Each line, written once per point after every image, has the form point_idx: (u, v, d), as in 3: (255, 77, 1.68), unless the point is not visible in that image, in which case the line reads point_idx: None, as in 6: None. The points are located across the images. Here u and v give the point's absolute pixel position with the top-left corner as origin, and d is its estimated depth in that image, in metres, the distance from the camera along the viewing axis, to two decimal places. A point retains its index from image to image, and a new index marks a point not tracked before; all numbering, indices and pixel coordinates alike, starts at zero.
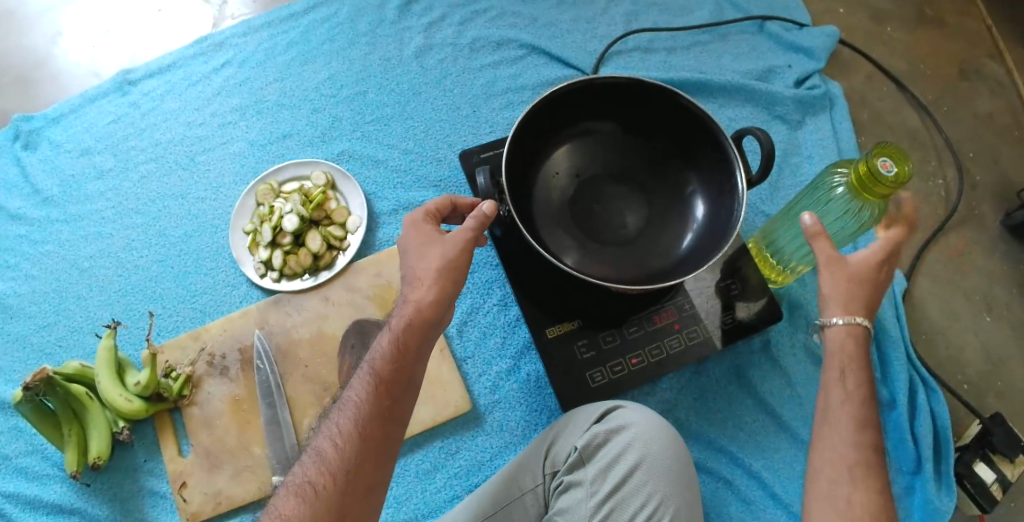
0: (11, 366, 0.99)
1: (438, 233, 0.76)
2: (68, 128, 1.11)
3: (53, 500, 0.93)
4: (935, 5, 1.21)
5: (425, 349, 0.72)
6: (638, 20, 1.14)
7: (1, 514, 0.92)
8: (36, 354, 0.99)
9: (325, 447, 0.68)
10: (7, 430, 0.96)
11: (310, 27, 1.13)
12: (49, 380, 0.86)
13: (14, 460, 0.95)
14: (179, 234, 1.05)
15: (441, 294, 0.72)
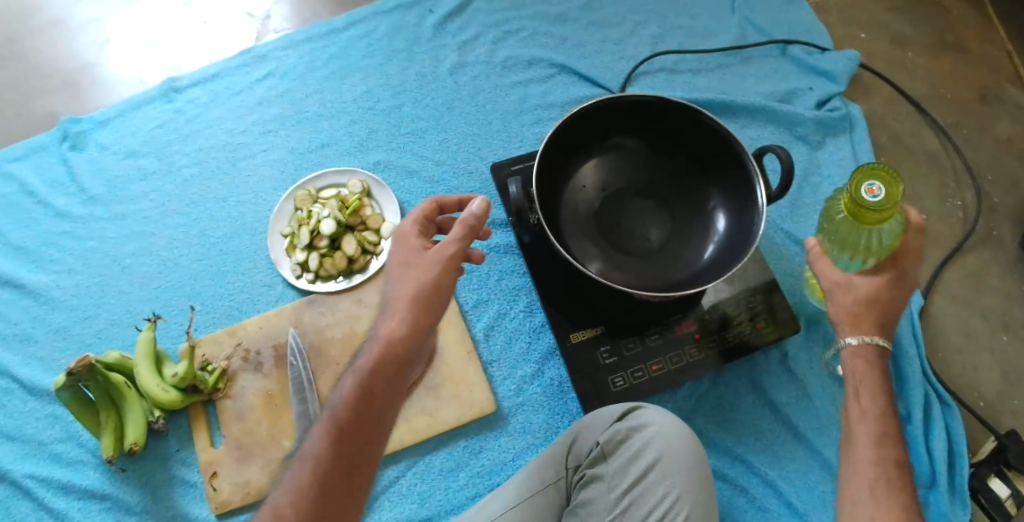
0: (51, 355, 1.05)
1: (422, 247, 0.74)
2: (113, 131, 1.18)
3: (86, 485, 0.98)
4: (957, 32, 1.24)
5: (394, 389, 0.68)
6: (664, 43, 1.19)
7: (32, 497, 0.97)
8: (76, 344, 1.05)
9: (281, 503, 0.63)
10: (42, 418, 1.02)
11: (349, 42, 1.19)
12: (91, 368, 0.90)
13: (50, 446, 1.00)
14: (218, 235, 1.10)
15: (414, 327, 0.69)
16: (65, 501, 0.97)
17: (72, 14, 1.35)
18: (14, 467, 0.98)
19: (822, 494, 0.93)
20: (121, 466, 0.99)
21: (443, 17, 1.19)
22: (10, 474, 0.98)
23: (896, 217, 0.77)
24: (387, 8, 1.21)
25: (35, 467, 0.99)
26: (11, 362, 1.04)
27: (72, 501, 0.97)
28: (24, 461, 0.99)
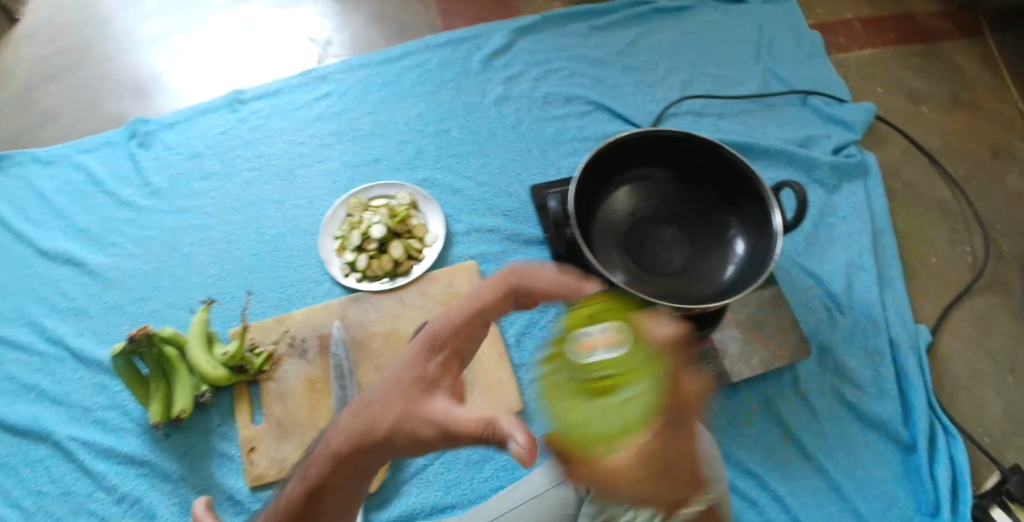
0: (106, 328, 1.17)
1: (439, 371, 0.72)
2: (179, 134, 1.31)
3: (126, 451, 1.07)
4: (972, 92, 1.32)
5: (354, 484, 0.72)
6: (694, 87, 1.29)
7: (76, 457, 1.07)
8: (130, 320, 1.17)
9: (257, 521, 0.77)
10: (89, 386, 1.13)
11: (402, 70, 1.31)
12: (149, 337, 1.02)
13: (95, 412, 1.11)
14: (273, 233, 1.20)
15: (370, 448, 0.69)
16: (104, 464, 1.07)
17: (146, 32, 1.50)
18: (57, 428, 1.09)
19: (825, 510, 0.98)
20: (166, 433, 1.09)
21: (490, 53, 1.31)
22: (53, 435, 1.09)
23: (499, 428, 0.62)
24: (439, 43, 1.33)
25: (77, 430, 1.09)
26: (66, 332, 1.16)
27: (111, 464, 1.07)
28: (67, 424, 1.10)
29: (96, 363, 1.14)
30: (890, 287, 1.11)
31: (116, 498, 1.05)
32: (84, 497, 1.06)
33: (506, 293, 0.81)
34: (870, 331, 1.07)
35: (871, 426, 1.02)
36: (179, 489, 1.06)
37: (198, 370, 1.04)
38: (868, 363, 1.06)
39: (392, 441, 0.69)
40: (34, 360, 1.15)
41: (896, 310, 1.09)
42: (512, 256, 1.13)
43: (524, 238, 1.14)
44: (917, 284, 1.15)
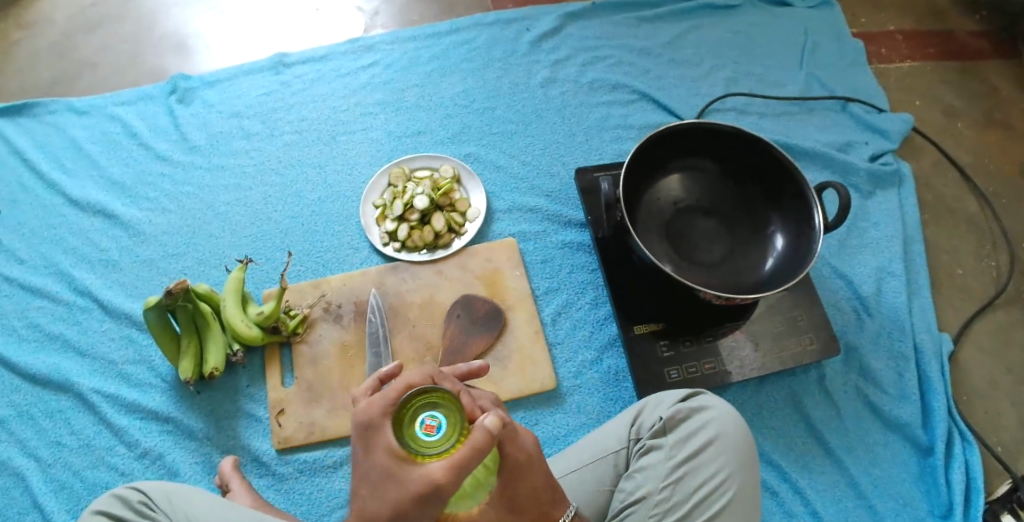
0: (135, 282, 1.17)
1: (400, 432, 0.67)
2: (220, 93, 1.31)
3: (151, 406, 1.07)
4: (1005, 111, 1.35)
5: None
6: (737, 86, 1.31)
7: (99, 411, 1.07)
8: (162, 275, 1.17)
9: None
10: (116, 339, 1.12)
11: (450, 46, 1.32)
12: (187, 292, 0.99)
13: (121, 366, 1.11)
14: (313, 198, 1.21)
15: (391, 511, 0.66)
16: (128, 419, 1.07)
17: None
18: (80, 381, 1.09)
19: (844, 506, 1.00)
20: (195, 390, 1.09)
21: (538, 36, 1.32)
22: (77, 387, 1.08)
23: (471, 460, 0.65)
24: (488, 21, 1.34)
25: (102, 384, 1.09)
26: (95, 283, 1.16)
27: (134, 420, 1.07)
28: (91, 377, 1.10)
29: (124, 316, 1.13)
30: (918, 295, 1.13)
31: (137, 454, 1.05)
32: (104, 451, 1.05)
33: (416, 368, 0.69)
34: (897, 335, 1.09)
35: (891, 427, 1.05)
36: (204, 447, 1.06)
37: (233, 329, 1.04)
38: (892, 365, 1.08)
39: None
40: (60, 310, 1.14)
41: (922, 317, 1.11)
42: (552, 237, 1.14)
43: (564, 220, 1.15)
44: (942, 294, 1.17)
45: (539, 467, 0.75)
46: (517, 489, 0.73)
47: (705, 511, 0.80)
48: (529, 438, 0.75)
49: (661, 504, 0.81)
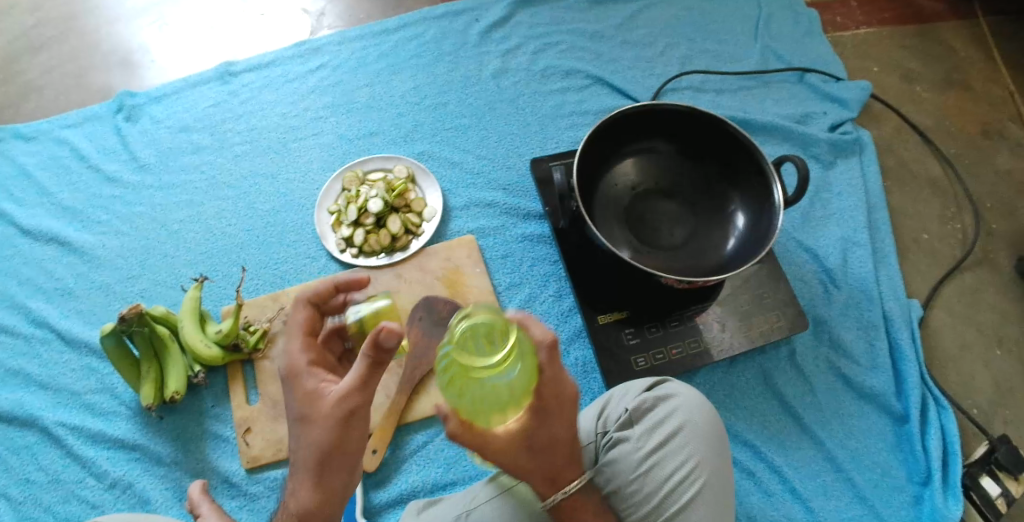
0: (92, 309, 1.13)
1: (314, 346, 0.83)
2: (167, 107, 1.28)
3: (117, 435, 1.05)
4: (964, 72, 1.34)
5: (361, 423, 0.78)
6: (692, 64, 1.29)
7: (64, 444, 1.04)
8: (118, 299, 1.14)
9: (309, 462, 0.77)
10: (77, 369, 1.09)
11: (399, 43, 1.29)
12: (141, 316, 0.98)
13: (84, 396, 1.07)
14: (266, 209, 1.18)
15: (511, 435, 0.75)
16: (95, 450, 1.04)
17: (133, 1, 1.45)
18: (44, 414, 1.06)
19: (823, 481, 0.99)
20: (160, 416, 1.06)
21: (488, 26, 1.29)
22: (40, 421, 1.05)
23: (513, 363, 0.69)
24: (436, 15, 1.31)
25: (66, 416, 1.06)
26: (52, 313, 1.12)
27: (102, 450, 1.04)
28: (55, 409, 1.06)
29: (83, 345, 1.10)
30: (885, 263, 1.12)
31: (107, 484, 1.02)
32: (74, 484, 1.02)
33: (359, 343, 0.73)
34: (865, 305, 1.08)
35: (864, 398, 1.04)
36: (173, 472, 1.03)
37: (192, 350, 1.02)
38: (862, 335, 1.07)
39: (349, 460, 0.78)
40: (18, 343, 1.11)
41: (890, 285, 1.10)
42: (512, 231, 1.12)
43: (523, 213, 1.13)
44: (909, 260, 1.17)
45: (568, 420, 0.77)
46: (552, 434, 0.76)
47: (676, 501, 0.79)
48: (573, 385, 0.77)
49: (633, 495, 0.80)
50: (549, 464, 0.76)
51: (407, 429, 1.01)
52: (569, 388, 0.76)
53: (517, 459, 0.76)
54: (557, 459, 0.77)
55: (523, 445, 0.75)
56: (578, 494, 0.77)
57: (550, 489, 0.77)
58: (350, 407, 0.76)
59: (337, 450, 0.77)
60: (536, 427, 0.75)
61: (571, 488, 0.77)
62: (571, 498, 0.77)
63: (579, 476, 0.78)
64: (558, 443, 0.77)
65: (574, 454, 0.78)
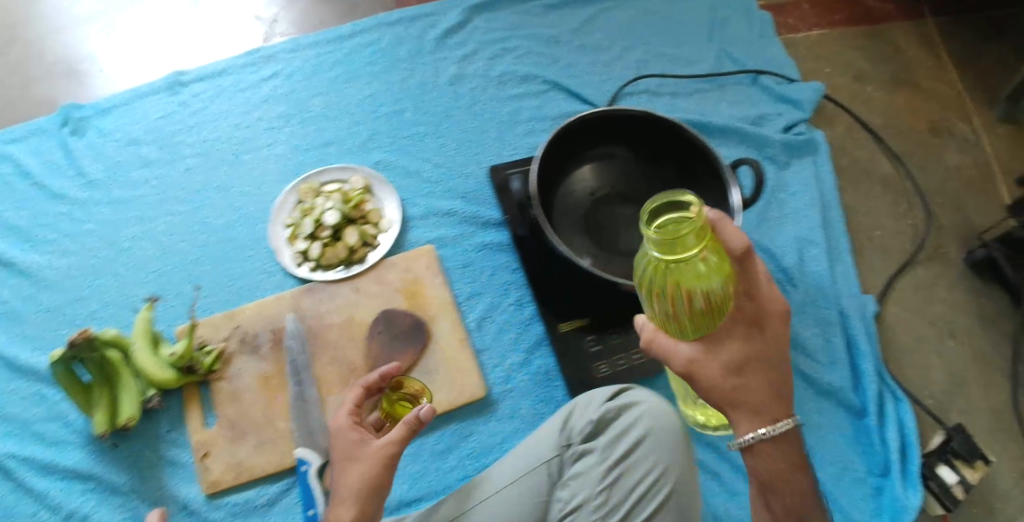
0: (39, 333, 1.09)
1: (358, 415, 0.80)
2: (116, 119, 1.23)
3: (72, 465, 1.00)
4: (913, 72, 1.37)
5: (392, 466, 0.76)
6: (648, 67, 1.29)
7: (13, 476, 0.99)
8: (69, 322, 1.09)
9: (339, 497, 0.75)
10: (26, 397, 1.05)
11: (354, 50, 1.26)
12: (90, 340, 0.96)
13: (34, 425, 1.03)
14: (220, 224, 1.14)
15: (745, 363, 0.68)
16: (47, 481, 1.00)
17: (76, 7, 1.39)
18: None
19: None
20: (115, 443, 1.02)
21: (444, 31, 1.28)
22: None
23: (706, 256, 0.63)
24: (391, 20, 1.29)
25: (15, 446, 1.01)
26: None
27: (55, 481, 1.00)
28: (2, 441, 1.02)
29: (32, 372, 1.06)
30: (840, 261, 1.14)
31: (61, 517, 0.98)
32: (25, 518, 0.98)
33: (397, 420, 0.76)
34: (822, 304, 1.10)
35: (823, 394, 1.05)
36: (130, 501, 0.99)
37: (145, 374, 0.99)
38: (820, 333, 1.08)
39: (380, 498, 0.75)
40: None
41: (844, 283, 1.12)
42: (470, 240, 1.10)
43: (482, 221, 1.12)
44: (863, 257, 1.19)
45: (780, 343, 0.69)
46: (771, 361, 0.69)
47: (643, 509, 0.79)
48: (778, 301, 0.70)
49: (600, 507, 0.79)
50: (752, 397, 0.68)
51: None
52: (777, 303, 0.69)
53: (716, 386, 0.68)
54: (758, 392, 0.68)
55: (728, 375, 0.68)
56: (783, 435, 0.68)
57: (750, 424, 0.68)
58: (392, 453, 0.75)
59: (373, 493, 0.74)
60: (749, 346, 0.68)
61: (776, 427, 0.68)
62: (770, 437, 0.68)
63: (787, 418, 0.69)
64: (766, 376, 0.68)
65: (784, 394, 0.69)
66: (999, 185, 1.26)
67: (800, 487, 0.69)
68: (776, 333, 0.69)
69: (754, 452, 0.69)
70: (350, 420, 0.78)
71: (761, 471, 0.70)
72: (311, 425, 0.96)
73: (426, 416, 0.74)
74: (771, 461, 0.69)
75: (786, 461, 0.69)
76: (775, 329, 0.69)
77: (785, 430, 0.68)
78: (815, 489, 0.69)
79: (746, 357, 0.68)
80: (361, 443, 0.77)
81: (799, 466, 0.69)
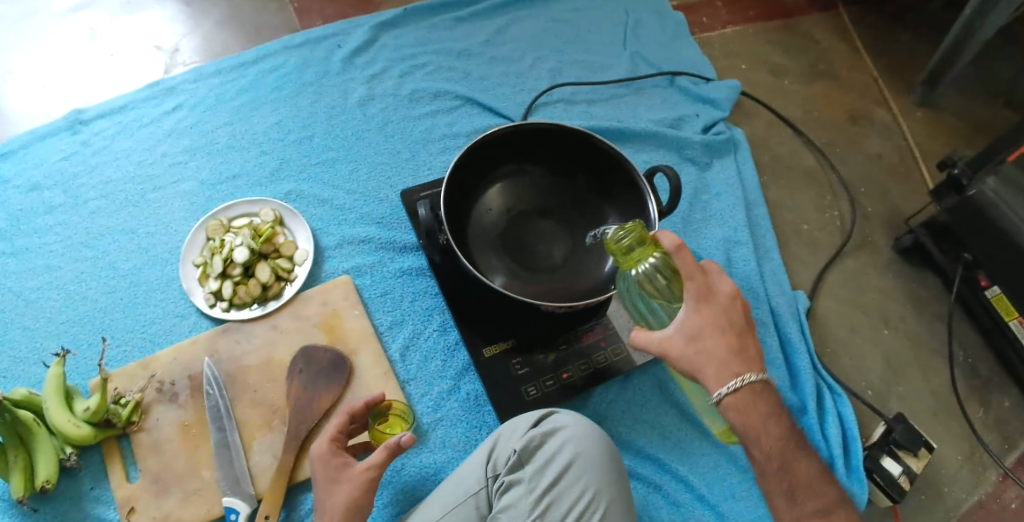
0: None
1: (341, 442, 0.87)
2: (16, 163, 1.14)
3: None
4: (827, 62, 1.38)
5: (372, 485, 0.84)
6: (562, 76, 1.28)
7: None
8: None
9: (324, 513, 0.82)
10: None
11: (258, 76, 1.23)
12: None
13: None
14: (128, 268, 1.09)
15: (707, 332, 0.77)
16: None
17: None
18: None
19: (729, 484, 0.98)
20: (32, 508, 0.95)
21: (351, 51, 1.25)
22: None
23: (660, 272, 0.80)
24: (295, 43, 1.25)
25: None
26: None
27: None
28: None
29: None
30: (767, 259, 1.14)
31: None
32: None
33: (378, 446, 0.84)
34: (753, 302, 1.08)
35: None
36: None
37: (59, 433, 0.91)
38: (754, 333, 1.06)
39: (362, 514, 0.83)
40: None
41: (773, 280, 1.12)
42: (388, 266, 1.09)
43: (399, 246, 1.10)
44: (792, 252, 1.19)
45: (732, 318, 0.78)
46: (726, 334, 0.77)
47: None
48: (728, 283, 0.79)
49: None
50: (715, 358, 0.76)
51: (297, 489, 0.95)
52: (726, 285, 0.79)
53: (681, 352, 0.77)
54: (719, 353, 0.76)
55: (689, 344, 0.77)
56: (751, 388, 0.76)
57: (718, 383, 0.76)
58: (373, 476, 0.83)
59: (355, 510, 0.82)
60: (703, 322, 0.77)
61: (741, 382, 0.75)
62: (738, 392, 0.76)
63: (750, 372, 0.76)
64: (725, 340, 0.77)
65: (744, 352, 0.77)
66: (920, 169, 1.27)
67: (779, 434, 0.76)
68: (724, 301, 0.78)
69: (729, 409, 0.76)
70: (333, 444, 0.86)
71: (741, 427, 0.76)
72: (236, 473, 0.92)
73: (407, 441, 0.81)
74: (748, 414, 0.76)
75: (761, 411, 0.76)
76: (722, 297, 0.78)
77: (753, 381, 0.76)
78: (792, 434, 0.76)
79: (700, 325, 0.77)
80: (344, 466, 0.84)
81: (776, 415, 0.76)
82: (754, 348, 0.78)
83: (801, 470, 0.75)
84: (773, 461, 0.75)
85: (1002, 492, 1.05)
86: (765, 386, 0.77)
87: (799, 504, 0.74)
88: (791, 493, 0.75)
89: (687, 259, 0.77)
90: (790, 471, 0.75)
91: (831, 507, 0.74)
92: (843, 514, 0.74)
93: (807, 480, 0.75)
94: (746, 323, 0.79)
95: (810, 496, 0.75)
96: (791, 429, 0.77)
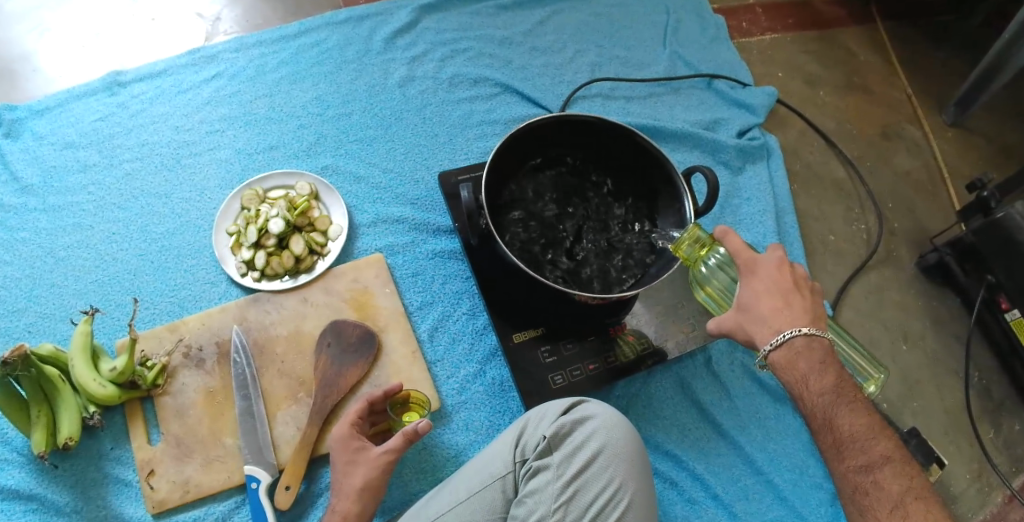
0: None
1: (361, 427, 0.91)
2: (52, 121, 1.15)
3: (11, 485, 0.93)
4: (863, 76, 1.39)
5: (391, 465, 0.87)
6: (602, 71, 1.29)
7: None
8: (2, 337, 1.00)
9: (356, 483, 0.85)
10: None
11: (300, 49, 1.23)
12: (26, 358, 0.85)
13: None
14: (160, 232, 1.09)
15: (754, 294, 0.80)
16: None
17: (5, 3, 1.28)
18: None
19: (743, 485, 0.99)
20: (53, 464, 0.95)
21: (392, 32, 1.25)
22: None
23: (720, 266, 0.88)
24: (339, 19, 1.26)
25: None
26: None
27: None
28: None
29: None
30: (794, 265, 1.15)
31: None
32: None
33: (397, 435, 0.87)
34: None
35: (778, 400, 1.06)
36: None
37: (83, 391, 0.91)
38: None
39: (376, 496, 0.86)
40: None
41: None
42: (421, 247, 1.10)
43: (432, 228, 1.12)
44: (818, 261, 1.20)
45: (780, 283, 0.80)
46: (773, 298, 0.79)
47: None
48: (774, 252, 0.82)
49: None
50: (763, 320, 0.79)
51: (318, 462, 0.96)
52: (772, 255, 0.82)
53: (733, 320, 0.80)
54: (767, 315, 0.79)
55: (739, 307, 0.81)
56: (795, 342, 0.77)
57: (764, 338, 0.79)
58: (393, 459, 0.87)
59: (374, 492, 0.86)
60: (753, 285, 0.80)
61: (783, 336, 0.78)
62: (781, 346, 0.78)
63: (796, 327, 0.78)
64: (773, 302, 0.79)
65: (791, 309, 0.79)
66: (947, 189, 1.28)
67: (823, 388, 0.76)
68: (773, 270, 0.81)
69: (775, 365, 0.78)
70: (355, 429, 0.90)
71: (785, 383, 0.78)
72: (259, 442, 0.93)
73: (423, 429, 0.85)
74: (792, 368, 0.77)
75: (801, 370, 0.77)
76: (770, 268, 0.81)
77: (795, 337, 0.77)
78: (837, 389, 0.75)
79: (751, 295, 0.80)
80: (361, 449, 0.88)
81: (822, 371, 0.76)
82: (805, 307, 0.80)
83: (846, 426, 0.74)
84: (817, 416, 0.76)
85: (1008, 513, 1.06)
86: (812, 340, 0.78)
87: (845, 460, 0.74)
88: (838, 448, 0.75)
89: (733, 243, 0.81)
90: (836, 428, 0.75)
91: (879, 463, 0.73)
92: (893, 472, 0.72)
93: (854, 436, 0.74)
94: (796, 286, 0.81)
95: (856, 453, 0.74)
96: (839, 384, 0.76)
